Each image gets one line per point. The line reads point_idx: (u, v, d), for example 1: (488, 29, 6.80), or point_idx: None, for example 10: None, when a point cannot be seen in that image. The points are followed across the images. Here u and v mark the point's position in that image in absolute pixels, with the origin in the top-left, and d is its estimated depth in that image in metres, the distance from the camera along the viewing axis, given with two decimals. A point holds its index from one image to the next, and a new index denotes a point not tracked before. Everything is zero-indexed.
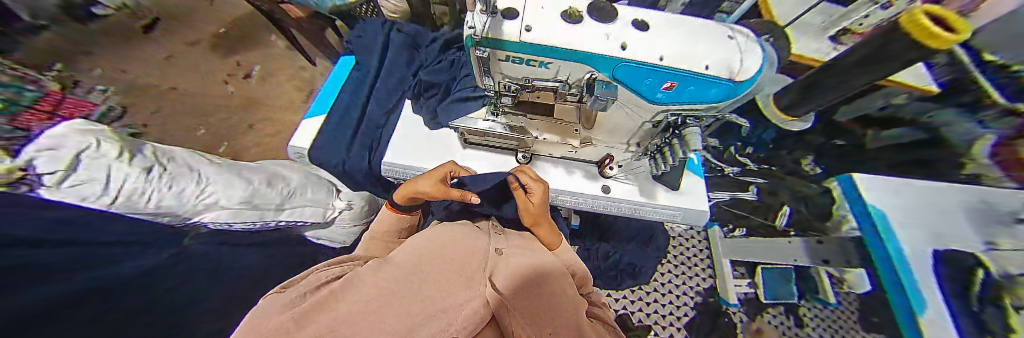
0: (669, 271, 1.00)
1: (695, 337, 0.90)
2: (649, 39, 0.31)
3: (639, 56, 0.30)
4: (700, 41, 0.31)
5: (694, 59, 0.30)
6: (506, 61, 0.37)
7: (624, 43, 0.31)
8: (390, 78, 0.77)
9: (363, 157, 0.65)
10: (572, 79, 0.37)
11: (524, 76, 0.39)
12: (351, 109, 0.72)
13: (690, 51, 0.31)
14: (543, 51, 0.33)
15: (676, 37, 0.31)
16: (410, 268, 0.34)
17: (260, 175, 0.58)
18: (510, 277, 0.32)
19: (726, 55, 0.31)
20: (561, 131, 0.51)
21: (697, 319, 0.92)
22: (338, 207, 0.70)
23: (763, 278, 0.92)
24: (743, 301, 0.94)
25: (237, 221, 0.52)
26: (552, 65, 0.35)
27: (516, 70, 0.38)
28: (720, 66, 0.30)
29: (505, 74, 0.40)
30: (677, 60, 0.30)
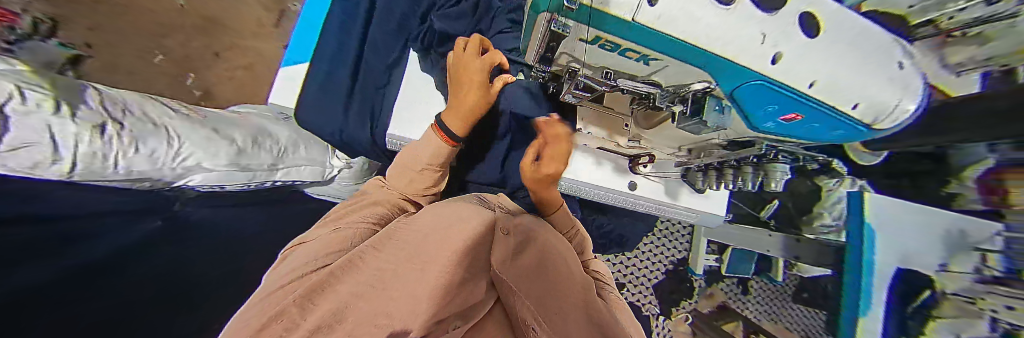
0: (651, 243, 1.10)
1: (658, 294, 1.06)
2: (814, 53, 0.22)
3: (785, 78, 0.22)
4: (876, 66, 0.23)
5: (849, 93, 0.23)
6: (584, 43, 0.29)
7: (779, 53, 0.22)
8: (390, 20, 0.66)
9: (363, 126, 0.61)
10: (676, 84, 0.32)
11: (609, 66, 0.33)
12: (340, 61, 0.63)
13: (857, 80, 0.22)
14: (654, 41, 0.23)
15: (856, 55, 0.22)
16: (411, 246, 0.33)
17: (241, 132, 0.53)
18: (507, 259, 0.31)
19: (889, 94, 0.23)
20: (609, 125, 0.57)
21: (663, 282, 1.08)
22: (336, 166, 0.69)
23: (729, 255, 1.01)
24: (708, 271, 1.08)
25: (224, 182, 0.49)
26: (660, 60, 0.27)
27: (604, 58, 0.31)
28: (869, 107, 0.23)
29: (584, 60, 0.33)
30: (827, 88, 0.23)
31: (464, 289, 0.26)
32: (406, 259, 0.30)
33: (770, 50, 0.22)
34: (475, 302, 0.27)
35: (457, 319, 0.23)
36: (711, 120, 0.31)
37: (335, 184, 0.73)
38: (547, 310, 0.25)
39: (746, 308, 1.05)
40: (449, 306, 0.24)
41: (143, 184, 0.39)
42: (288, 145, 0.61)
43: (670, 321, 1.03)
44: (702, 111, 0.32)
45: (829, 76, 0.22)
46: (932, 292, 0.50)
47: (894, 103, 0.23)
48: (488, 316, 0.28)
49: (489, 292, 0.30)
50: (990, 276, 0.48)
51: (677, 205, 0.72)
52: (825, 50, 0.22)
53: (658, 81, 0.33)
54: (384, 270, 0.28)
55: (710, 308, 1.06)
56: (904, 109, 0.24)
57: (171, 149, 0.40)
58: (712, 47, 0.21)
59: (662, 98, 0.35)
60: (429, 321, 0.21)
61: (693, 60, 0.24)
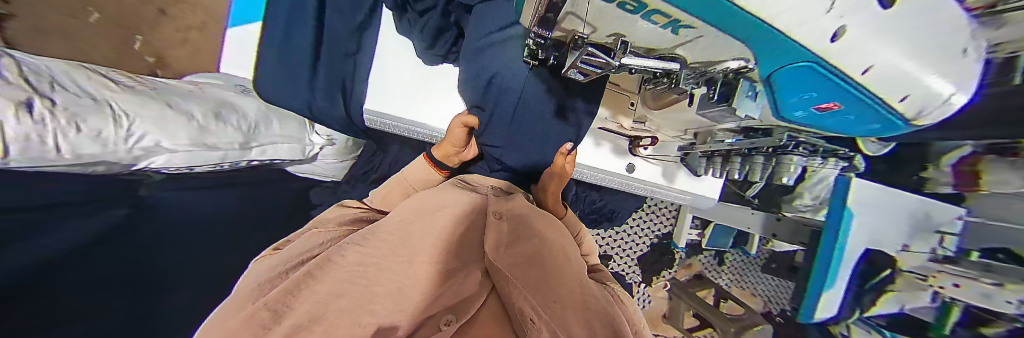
0: (639, 217, 1.13)
1: (642, 264, 1.14)
2: (897, 30, 0.16)
3: (841, 64, 0.18)
4: (954, 51, 0.19)
5: (907, 82, 0.20)
6: (597, 1, 0.22)
7: (842, 31, 0.15)
8: None
9: (334, 104, 0.62)
10: (707, 62, 0.29)
11: (626, 33, 0.27)
12: (300, 23, 0.59)
13: (923, 69, 0.19)
14: (695, 5, 0.16)
15: (945, 36, 0.18)
16: (399, 232, 0.33)
17: (201, 106, 0.47)
18: (498, 248, 0.32)
19: (948, 83, 0.21)
20: (614, 107, 0.60)
21: (648, 253, 1.15)
22: (317, 143, 0.65)
23: (712, 229, 1.05)
24: (690, 244, 1.14)
25: (193, 163, 0.46)
26: (693, 29, 0.21)
27: (622, 21, 0.24)
28: (920, 99, 0.22)
29: (594, 24, 0.28)
30: (879, 77, 0.19)
31: (455, 281, 0.28)
32: (393, 249, 0.30)
33: (833, 23, 0.15)
34: (471, 294, 0.27)
35: (448, 313, 0.25)
36: (738, 105, 0.33)
37: (317, 162, 0.71)
38: (545, 302, 0.27)
39: (718, 277, 1.14)
40: (438, 302, 0.25)
41: (94, 167, 0.35)
42: (259, 121, 0.56)
43: (650, 287, 1.14)
44: (732, 95, 0.34)
45: (890, 65, 0.18)
46: (889, 271, 0.54)
47: (946, 95, 0.22)
48: (484, 306, 0.28)
49: (486, 282, 0.30)
50: (942, 256, 0.52)
51: (672, 187, 0.75)
52: (915, 19, 0.16)
53: (684, 55, 0.29)
54: (368, 265, 0.28)
55: (687, 277, 1.14)
56: (951, 103, 0.23)
57: (120, 129, 0.35)
58: (773, 19, 0.14)
59: (685, 78, 0.35)
60: (418, 321, 0.24)
61: (739, 34, 0.18)
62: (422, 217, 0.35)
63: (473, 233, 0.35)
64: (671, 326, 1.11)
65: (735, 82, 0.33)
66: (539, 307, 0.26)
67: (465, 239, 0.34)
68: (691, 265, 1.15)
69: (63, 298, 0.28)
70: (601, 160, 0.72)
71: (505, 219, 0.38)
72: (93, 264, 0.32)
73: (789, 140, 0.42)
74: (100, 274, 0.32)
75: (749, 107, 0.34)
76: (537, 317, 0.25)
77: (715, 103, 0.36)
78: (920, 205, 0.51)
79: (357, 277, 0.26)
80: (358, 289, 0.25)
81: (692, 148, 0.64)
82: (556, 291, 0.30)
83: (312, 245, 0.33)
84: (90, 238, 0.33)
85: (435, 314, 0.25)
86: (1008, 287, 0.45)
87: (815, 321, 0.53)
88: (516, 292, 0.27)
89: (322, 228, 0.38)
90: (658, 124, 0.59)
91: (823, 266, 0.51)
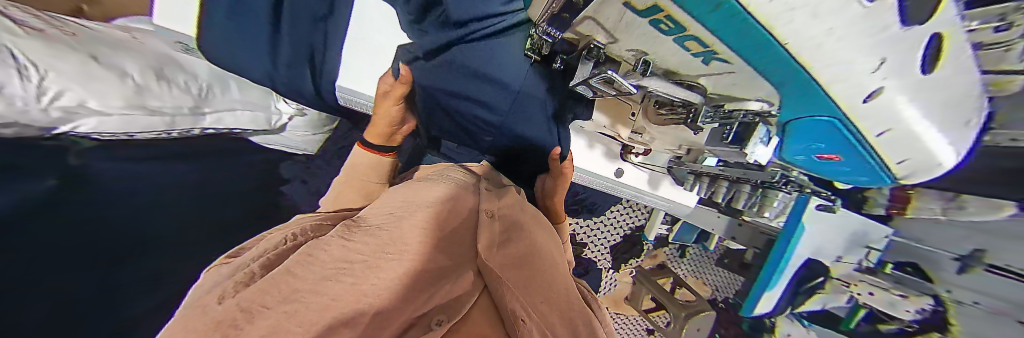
0: (617, 211, 1.19)
1: (613, 253, 1.22)
2: (920, 102, 0.19)
3: (860, 122, 0.21)
4: (956, 130, 0.23)
5: (911, 149, 0.24)
6: (629, 11, 0.21)
7: (879, 89, 0.17)
8: None
9: (303, 73, 0.57)
10: (725, 95, 0.30)
11: (651, 53, 0.27)
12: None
13: (930, 141, 0.23)
14: (740, 38, 0.16)
15: (954, 116, 0.21)
16: (382, 228, 0.31)
17: (134, 62, 0.40)
18: (486, 247, 0.32)
19: (944, 154, 0.25)
20: (614, 117, 0.59)
21: (620, 243, 1.22)
22: (284, 113, 0.63)
23: (679, 226, 1.12)
24: (658, 238, 1.23)
25: (131, 129, 0.41)
26: (726, 63, 0.21)
27: (649, 39, 0.24)
28: (916, 163, 0.26)
29: (617, 37, 0.27)
30: (894, 137, 0.22)
31: (444, 282, 0.25)
32: (382, 244, 0.28)
33: (871, 83, 0.17)
34: (462, 293, 0.25)
35: (439, 313, 0.22)
36: (750, 151, 0.34)
37: (287, 132, 0.67)
38: (534, 303, 0.27)
39: (678, 267, 1.25)
40: (432, 301, 0.23)
41: (2, 131, 0.28)
42: (212, 82, 0.52)
43: (617, 273, 1.23)
44: (745, 139, 0.35)
45: (905, 132, 0.22)
46: (822, 278, 0.62)
47: (937, 160, 0.25)
48: (474, 307, 0.25)
49: (478, 282, 0.29)
50: (866, 266, 0.60)
51: (655, 193, 0.78)
52: (938, 94, 0.18)
53: (703, 85, 0.30)
54: (355, 262, 0.25)
55: (651, 266, 1.25)
56: (939, 166, 0.27)
57: (29, 84, 0.29)
58: (809, 61, 0.16)
59: (706, 114, 0.35)
60: (409, 320, 0.20)
61: (777, 74, 0.19)
62: (404, 213, 0.34)
63: (463, 232, 0.35)
64: (631, 307, 1.24)
65: (752, 126, 0.33)
66: (531, 305, 0.26)
67: (451, 237, 0.33)
68: (656, 256, 1.25)
69: (32, 267, 0.26)
70: (589, 157, 0.72)
71: (494, 222, 0.37)
72: (50, 231, 0.29)
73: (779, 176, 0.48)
74: (58, 241, 0.29)
75: (759, 153, 0.35)
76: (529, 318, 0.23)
77: (727, 143, 0.38)
78: (866, 225, 0.57)
79: (339, 275, 0.23)
80: (343, 287, 0.22)
81: (681, 162, 0.67)
82: (543, 292, 0.30)
83: (290, 240, 0.31)
84: (43, 201, 0.29)
85: (424, 314, 0.22)
86: (910, 298, 0.54)
87: (755, 315, 0.61)
88: (505, 288, 0.26)
89: (299, 224, 0.36)
90: (653, 137, 0.58)
91: (774, 266, 0.56)
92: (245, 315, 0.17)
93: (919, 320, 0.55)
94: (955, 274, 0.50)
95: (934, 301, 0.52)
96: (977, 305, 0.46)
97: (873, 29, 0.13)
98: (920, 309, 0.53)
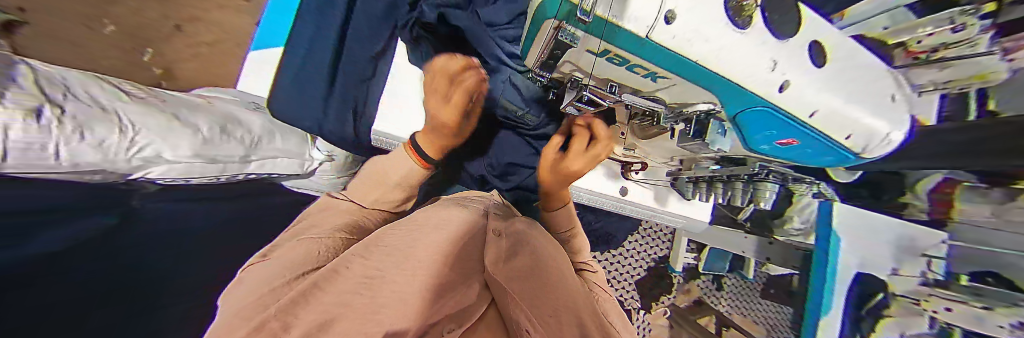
0: (635, 240, 1.13)
1: (640, 290, 1.11)
2: (821, 85, 0.24)
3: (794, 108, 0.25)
4: (877, 103, 0.26)
5: (852, 127, 0.26)
6: (590, 55, 0.26)
7: (787, 79, 0.21)
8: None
9: (343, 123, 0.65)
10: (681, 103, 0.34)
11: (617, 78, 0.32)
12: (318, 56, 0.63)
13: (860, 117, 0.26)
14: (672, 58, 0.20)
15: (857, 95, 0.26)
16: (404, 243, 0.33)
17: (208, 120, 0.49)
18: (500, 262, 0.32)
19: (881, 125, 0.27)
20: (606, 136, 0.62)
21: (646, 278, 1.12)
22: (316, 158, 0.69)
23: (707, 253, 1.03)
24: (687, 269, 1.12)
25: (190, 175, 0.46)
26: (666, 80, 0.26)
27: (613, 69, 0.29)
28: (865, 139, 0.28)
29: (589, 72, 0.32)
30: (831, 119, 0.26)
31: (454, 291, 0.27)
32: (401, 258, 0.29)
33: (778, 74, 0.21)
34: (469, 305, 0.27)
35: (450, 322, 0.23)
36: (712, 141, 0.40)
37: (317, 177, 0.73)
38: (541, 315, 0.25)
39: (718, 304, 1.10)
40: (442, 310, 0.24)
41: (91, 177, 0.34)
42: (264, 135, 0.59)
43: (649, 315, 1.09)
44: (706, 133, 0.40)
45: (839, 113, 0.25)
46: (883, 296, 0.53)
47: (883, 134, 0.28)
48: (482, 321, 0.28)
49: (486, 294, 0.31)
50: (933, 280, 0.53)
51: (665, 210, 0.77)
52: (837, 81, 0.23)
53: (663, 98, 0.34)
54: (374, 277, 0.26)
55: (687, 303, 1.11)
56: (890, 141, 0.29)
57: (124, 138, 0.35)
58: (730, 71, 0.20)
59: (666, 118, 0.38)
60: (424, 324, 0.21)
61: (706, 84, 0.24)
62: (420, 237, 0.33)
63: (474, 247, 0.36)
64: None
65: (708, 121, 0.39)
66: (536, 307, 0.26)
67: (465, 258, 0.33)
68: (689, 291, 1.12)
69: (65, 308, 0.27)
70: (596, 184, 0.74)
71: (507, 246, 0.37)
72: (86, 271, 0.31)
73: (762, 168, 0.50)
74: (91, 281, 0.31)
75: (721, 141, 0.40)
76: (534, 328, 0.23)
77: (693, 138, 0.42)
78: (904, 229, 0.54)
79: (360, 288, 0.24)
80: (364, 299, 0.23)
81: (680, 172, 0.70)
82: (566, 311, 0.28)
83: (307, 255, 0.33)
84: (101, 239, 0.33)
85: (437, 320, 0.23)
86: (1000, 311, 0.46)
87: None
88: (509, 293, 0.28)
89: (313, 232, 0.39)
90: (645, 151, 0.62)
91: (822, 286, 0.50)
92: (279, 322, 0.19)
93: None
94: None
95: None
96: None
97: None
98: None
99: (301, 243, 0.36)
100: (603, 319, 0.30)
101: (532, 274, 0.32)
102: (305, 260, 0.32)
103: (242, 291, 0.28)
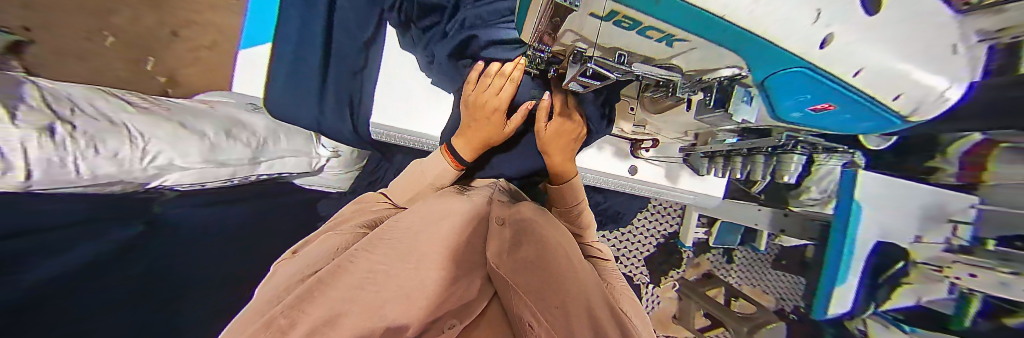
0: (644, 218, 1.13)
1: (649, 265, 1.13)
2: (873, 36, 0.19)
3: (831, 68, 0.21)
4: (935, 55, 0.22)
5: (904, 87, 0.23)
6: (595, 18, 0.24)
7: (830, 35, 0.18)
8: None
9: (341, 119, 0.65)
10: (702, 70, 0.30)
11: (624, 46, 0.29)
12: (308, 54, 0.62)
13: (918, 75, 0.22)
14: (685, 21, 0.18)
15: (932, 48, 0.21)
16: (409, 236, 0.33)
17: (211, 125, 0.49)
18: (503, 256, 0.33)
19: (941, 84, 0.24)
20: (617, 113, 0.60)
21: (655, 254, 1.14)
22: (322, 156, 0.70)
23: (718, 227, 1.02)
24: (697, 244, 1.12)
25: (203, 180, 0.47)
26: (686, 41, 0.23)
27: (619, 36, 0.26)
28: (918, 99, 0.24)
29: (593, 41, 0.29)
30: (878, 80, 0.22)
31: (460, 284, 0.30)
32: (403, 254, 0.30)
33: (818, 31, 0.17)
34: (472, 299, 0.31)
35: (452, 318, 0.28)
36: (735, 109, 0.35)
37: (327, 172, 0.74)
38: (549, 307, 0.28)
39: (728, 276, 1.11)
40: (447, 304, 0.28)
41: (112, 188, 0.35)
42: (267, 136, 0.59)
43: (658, 288, 1.13)
44: (727, 100, 0.35)
45: (893, 71, 0.21)
46: (905, 264, 0.52)
47: (942, 92, 0.24)
48: (485, 313, 0.32)
49: (489, 287, 0.34)
50: (956, 246, 0.49)
51: (676, 188, 0.76)
52: (892, 38, 0.19)
53: (678, 65, 0.31)
54: (377, 271, 0.28)
55: (696, 276, 1.13)
56: (948, 98, 0.26)
57: (134, 148, 0.36)
58: (756, 27, 0.16)
59: (683, 87, 0.37)
60: (425, 323, 0.26)
61: (732, 45, 0.20)
62: (421, 233, 0.34)
63: (478, 239, 0.37)
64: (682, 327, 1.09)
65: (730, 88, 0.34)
66: (539, 297, 0.29)
67: (470, 253, 0.35)
68: (699, 264, 1.14)
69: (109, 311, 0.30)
70: (606, 165, 0.73)
71: (511, 237, 0.37)
72: (114, 280, 0.33)
73: (789, 141, 0.45)
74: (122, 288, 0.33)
75: (745, 110, 0.35)
76: (540, 324, 0.26)
77: (712, 109, 0.38)
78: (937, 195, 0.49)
79: (365, 283, 0.26)
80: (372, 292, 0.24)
81: (693, 149, 0.66)
82: (573, 298, 0.29)
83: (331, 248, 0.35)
84: (123, 251, 0.35)
85: (437, 318, 0.27)
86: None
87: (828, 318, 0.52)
88: (512, 290, 0.30)
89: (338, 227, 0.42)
90: (657, 126, 0.60)
91: (835, 258, 0.49)
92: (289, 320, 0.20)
93: None
94: None
95: None
96: None
97: None
98: None
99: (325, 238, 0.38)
100: (612, 305, 0.31)
101: (538, 263, 0.33)
102: (328, 254, 0.33)
103: (276, 282, 0.30)
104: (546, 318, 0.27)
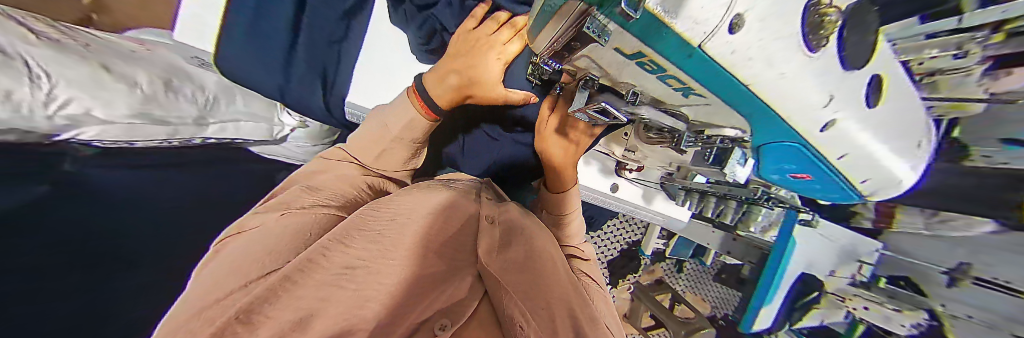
0: (612, 225, 1.19)
1: (611, 268, 1.21)
2: (864, 126, 0.20)
3: (825, 148, 0.22)
4: (899, 147, 0.25)
5: (872, 171, 0.26)
6: (617, 54, 0.20)
7: (834, 120, 0.19)
8: None
9: (313, 92, 0.59)
10: (707, 124, 0.29)
11: (638, 86, 0.26)
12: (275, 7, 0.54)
13: (884, 162, 0.25)
14: (713, 85, 0.16)
15: (897, 139, 0.24)
16: (387, 231, 0.31)
17: (147, 73, 0.44)
18: (496, 255, 0.32)
19: (897, 171, 0.27)
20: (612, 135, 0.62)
21: (617, 258, 1.22)
22: (287, 124, 0.64)
23: (675, 241, 1.10)
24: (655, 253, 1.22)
25: (136, 137, 0.43)
26: (702, 98, 0.20)
27: (634, 76, 0.23)
28: (878, 182, 0.28)
29: (606, 71, 0.26)
30: (855, 162, 0.24)
31: (448, 283, 0.28)
32: (380, 251, 0.28)
33: (826, 115, 0.18)
34: (465, 297, 0.28)
35: (443, 317, 0.25)
36: (730, 170, 0.38)
37: (289, 143, 0.68)
38: (536, 308, 0.28)
39: (676, 284, 1.23)
40: (434, 305, 0.26)
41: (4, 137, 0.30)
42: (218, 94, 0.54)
43: (615, 290, 1.21)
44: (726, 159, 0.39)
45: (866, 158, 0.24)
46: (818, 293, 0.61)
47: (897, 180, 0.28)
48: (475, 315, 0.28)
49: (478, 286, 0.31)
50: (859, 281, 0.59)
51: (649, 209, 0.80)
52: (879, 127, 0.21)
53: (685, 113, 0.29)
54: (356, 267, 0.26)
55: (650, 281, 1.23)
56: (901, 184, 0.29)
57: (38, 90, 0.31)
58: (775, 104, 0.16)
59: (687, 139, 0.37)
60: (411, 326, 0.23)
61: (743, 111, 0.19)
62: (402, 224, 0.32)
63: (466, 235, 0.36)
64: (631, 325, 1.20)
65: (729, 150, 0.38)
66: (526, 301, 0.28)
67: (456, 249, 0.33)
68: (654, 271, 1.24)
69: None
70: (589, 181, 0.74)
71: (499, 236, 0.37)
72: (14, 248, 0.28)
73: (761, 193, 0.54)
74: None
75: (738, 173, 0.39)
76: (529, 322, 0.25)
77: (712, 164, 0.43)
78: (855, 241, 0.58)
79: (342, 280, 0.24)
80: (346, 294, 0.23)
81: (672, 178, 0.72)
82: (558, 304, 0.30)
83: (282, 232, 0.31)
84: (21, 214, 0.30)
85: (427, 318, 0.24)
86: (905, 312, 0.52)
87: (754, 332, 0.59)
88: (502, 288, 0.28)
89: (294, 203, 0.37)
90: (644, 153, 0.61)
91: (769, 280, 0.56)
92: (245, 327, 0.18)
93: (915, 335, 0.53)
94: (946, 289, 0.50)
95: (928, 315, 0.52)
96: (971, 318, 0.47)
97: (816, 76, 0.14)
98: (914, 324, 0.52)
99: (277, 218, 0.34)
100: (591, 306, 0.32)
101: (524, 263, 0.33)
102: (282, 234, 0.31)
103: (212, 268, 0.27)
104: (534, 317, 0.26)
